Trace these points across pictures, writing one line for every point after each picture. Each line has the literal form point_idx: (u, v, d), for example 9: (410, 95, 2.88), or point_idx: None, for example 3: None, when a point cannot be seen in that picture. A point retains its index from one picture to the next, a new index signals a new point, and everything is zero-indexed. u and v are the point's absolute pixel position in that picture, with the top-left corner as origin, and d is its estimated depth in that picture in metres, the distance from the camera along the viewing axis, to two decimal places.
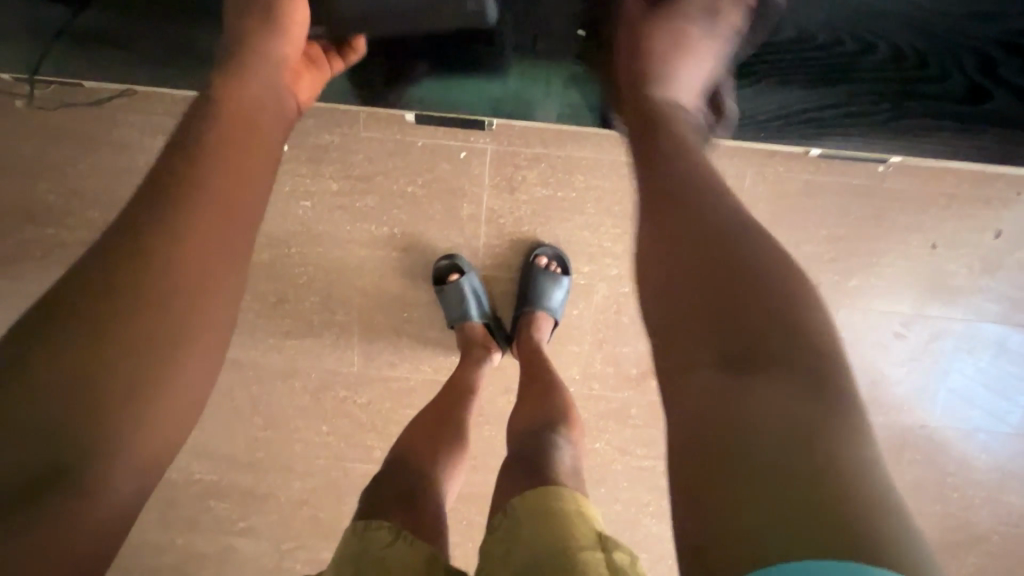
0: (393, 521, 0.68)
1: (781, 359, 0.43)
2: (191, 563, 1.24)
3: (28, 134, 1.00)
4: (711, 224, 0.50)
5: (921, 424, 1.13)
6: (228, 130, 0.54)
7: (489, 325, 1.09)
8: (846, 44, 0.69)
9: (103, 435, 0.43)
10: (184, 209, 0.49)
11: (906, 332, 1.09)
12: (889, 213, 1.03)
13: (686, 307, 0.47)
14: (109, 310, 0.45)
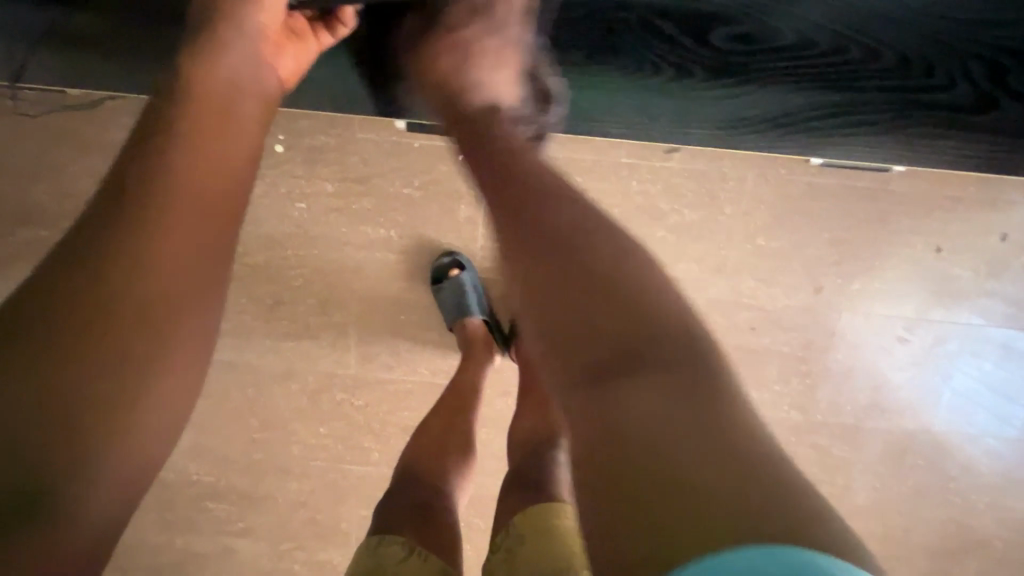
0: (406, 536, 0.74)
1: (638, 354, 0.45)
2: (189, 564, 1.24)
3: (20, 136, 0.99)
4: (561, 228, 0.51)
5: (923, 428, 1.12)
6: (198, 122, 0.51)
7: (488, 321, 1.08)
8: (849, 50, 0.68)
9: (70, 452, 0.41)
10: (150, 209, 0.47)
11: (909, 336, 1.08)
12: (892, 216, 1.02)
13: (563, 327, 0.48)
14: (70, 318, 0.43)
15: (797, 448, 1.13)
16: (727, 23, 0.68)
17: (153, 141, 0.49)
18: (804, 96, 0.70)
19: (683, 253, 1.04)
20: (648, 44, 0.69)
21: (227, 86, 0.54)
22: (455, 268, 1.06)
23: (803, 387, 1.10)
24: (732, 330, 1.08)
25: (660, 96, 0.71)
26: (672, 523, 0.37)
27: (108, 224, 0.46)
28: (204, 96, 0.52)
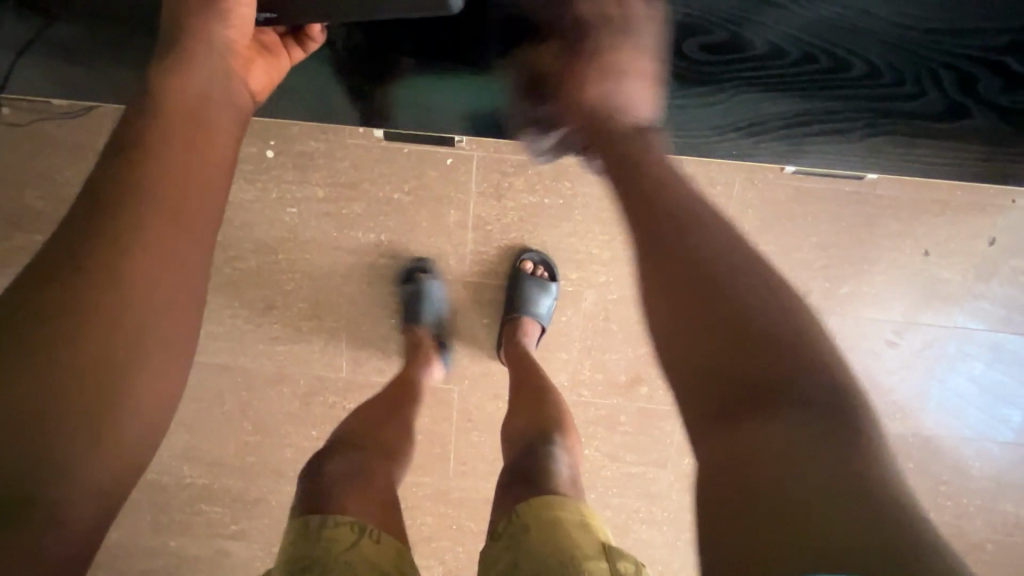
0: (353, 515, 0.67)
1: (776, 384, 0.41)
2: (183, 566, 1.25)
3: (12, 142, 1.00)
4: (698, 246, 0.49)
5: (914, 432, 1.12)
6: (171, 134, 0.51)
7: (439, 332, 1.09)
8: (817, 60, 0.68)
9: (39, 466, 0.41)
10: (124, 222, 0.47)
11: (898, 339, 1.08)
12: (880, 219, 1.02)
13: (684, 348, 0.46)
14: (41, 334, 0.43)
15: None
16: (695, 33, 0.68)
17: (126, 157, 0.49)
18: (786, 103, 0.70)
19: None
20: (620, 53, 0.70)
21: (200, 97, 0.54)
22: (421, 273, 1.06)
23: None
24: None
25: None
26: (794, 546, 0.34)
27: (82, 240, 0.46)
28: (174, 107, 0.52)
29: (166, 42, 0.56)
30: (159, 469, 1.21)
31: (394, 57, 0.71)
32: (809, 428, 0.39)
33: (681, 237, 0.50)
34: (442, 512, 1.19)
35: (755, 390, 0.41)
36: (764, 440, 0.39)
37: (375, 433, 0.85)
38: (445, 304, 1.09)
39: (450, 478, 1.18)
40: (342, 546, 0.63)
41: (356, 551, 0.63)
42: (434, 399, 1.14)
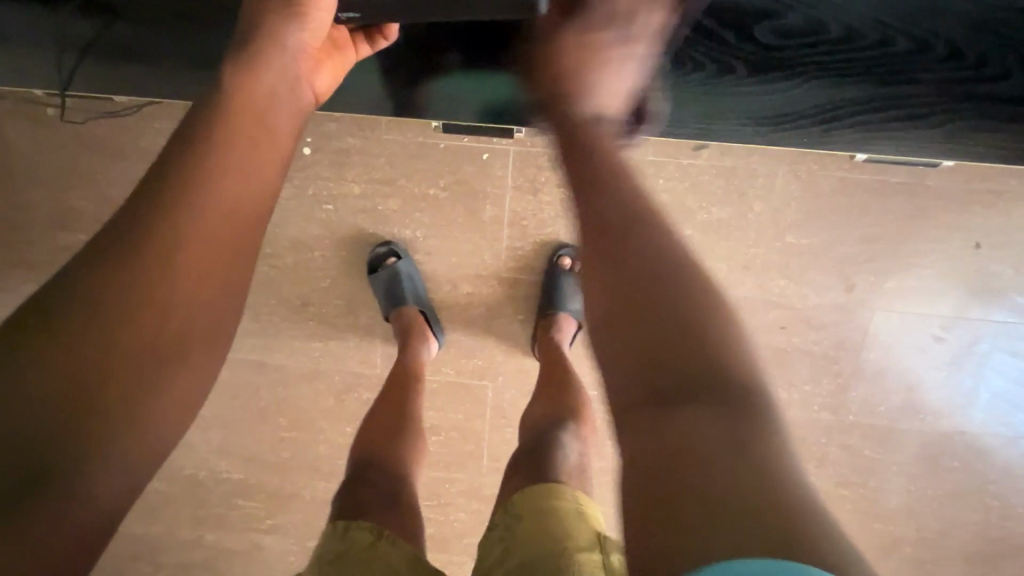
0: (373, 521, 0.69)
1: (704, 378, 0.42)
2: (219, 560, 1.27)
3: (54, 143, 1.02)
4: (630, 226, 0.50)
5: (960, 431, 1.09)
6: (235, 133, 0.52)
7: (425, 310, 1.07)
8: (897, 43, 0.67)
9: (70, 453, 0.41)
10: (180, 216, 0.47)
11: (946, 335, 1.05)
12: (929, 211, 0.99)
13: (620, 324, 0.47)
14: (96, 319, 0.44)
15: (828, 450, 1.11)
16: (766, 18, 0.67)
17: (192, 150, 0.50)
18: (853, 90, 0.68)
19: (710, 252, 1.03)
20: (690, 43, 0.69)
21: (263, 97, 0.54)
22: (391, 257, 1.06)
23: (834, 388, 1.08)
24: (762, 329, 1.06)
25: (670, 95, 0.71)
26: (700, 526, 0.36)
27: (137, 228, 0.46)
28: (237, 105, 0.53)
29: (242, 32, 0.56)
30: (196, 464, 1.23)
31: (444, 48, 0.70)
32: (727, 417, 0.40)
33: (621, 236, 0.50)
34: (475, 507, 1.19)
35: (669, 378, 0.43)
36: (682, 426, 0.41)
37: (395, 433, 0.86)
38: (422, 283, 1.09)
39: (483, 475, 1.18)
40: (359, 545, 0.65)
41: (374, 550, 0.65)
42: (468, 395, 1.14)
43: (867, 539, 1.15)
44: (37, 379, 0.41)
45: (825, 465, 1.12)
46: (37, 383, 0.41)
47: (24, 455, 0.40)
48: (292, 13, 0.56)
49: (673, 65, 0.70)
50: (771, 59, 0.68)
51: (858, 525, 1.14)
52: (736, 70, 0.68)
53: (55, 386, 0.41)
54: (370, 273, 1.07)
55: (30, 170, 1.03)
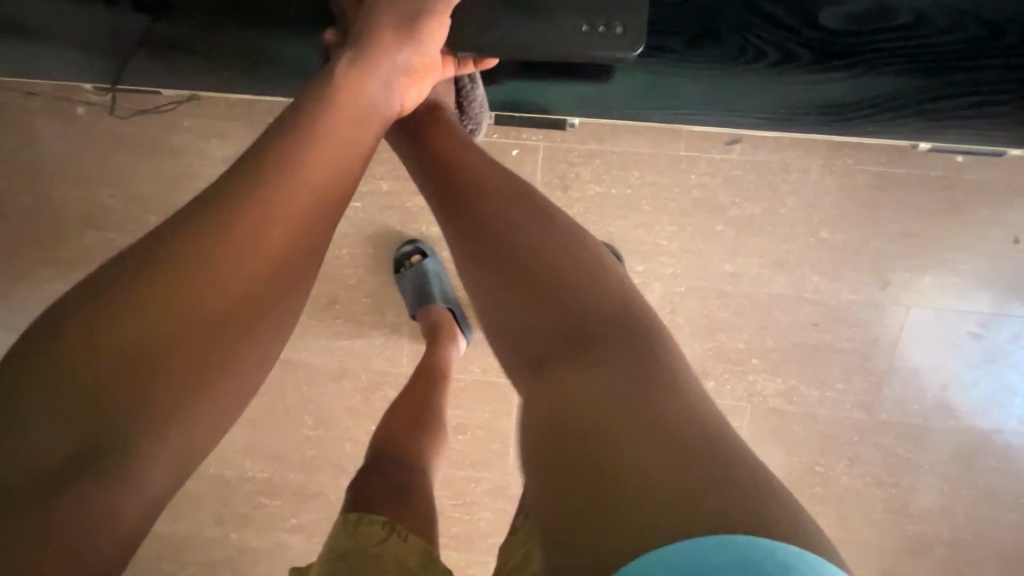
0: (386, 516, 0.68)
1: (580, 350, 0.47)
2: (243, 558, 1.27)
3: (84, 141, 1.02)
4: (502, 219, 0.56)
5: (996, 430, 1.07)
6: (329, 126, 0.53)
7: (451, 309, 1.07)
8: (965, 29, 0.66)
9: (133, 430, 0.41)
10: (268, 200, 0.48)
11: (983, 331, 1.03)
12: (967, 206, 0.97)
13: (506, 319, 0.52)
14: (180, 294, 0.44)
15: (860, 448, 1.10)
16: (835, 5, 0.67)
17: (288, 135, 0.50)
18: (910, 78, 0.68)
19: (741, 249, 1.02)
20: (754, 29, 0.69)
21: (357, 95, 0.56)
22: (416, 255, 1.07)
23: (866, 386, 1.07)
24: (794, 327, 1.05)
25: (721, 84, 0.71)
26: (623, 499, 0.37)
27: (228, 207, 0.47)
28: (337, 101, 0.54)
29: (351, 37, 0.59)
30: (221, 463, 1.23)
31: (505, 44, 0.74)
32: (613, 379, 0.44)
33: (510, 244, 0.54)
34: (500, 506, 1.19)
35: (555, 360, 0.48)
36: (574, 401, 0.44)
37: (417, 427, 0.85)
38: (448, 278, 1.10)
39: (510, 474, 1.17)
40: (372, 541, 0.64)
41: (385, 547, 0.63)
42: (495, 394, 1.13)
43: (900, 541, 1.13)
44: (120, 346, 0.42)
45: (857, 464, 1.10)
46: (120, 348, 0.42)
47: (91, 422, 0.40)
48: (404, 34, 0.60)
49: (734, 53, 0.70)
50: (840, 46, 0.68)
51: (890, 525, 1.13)
52: (802, 59, 0.69)
53: (138, 353, 0.42)
54: (395, 272, 1.07)
55: (61, 168, 1.04)
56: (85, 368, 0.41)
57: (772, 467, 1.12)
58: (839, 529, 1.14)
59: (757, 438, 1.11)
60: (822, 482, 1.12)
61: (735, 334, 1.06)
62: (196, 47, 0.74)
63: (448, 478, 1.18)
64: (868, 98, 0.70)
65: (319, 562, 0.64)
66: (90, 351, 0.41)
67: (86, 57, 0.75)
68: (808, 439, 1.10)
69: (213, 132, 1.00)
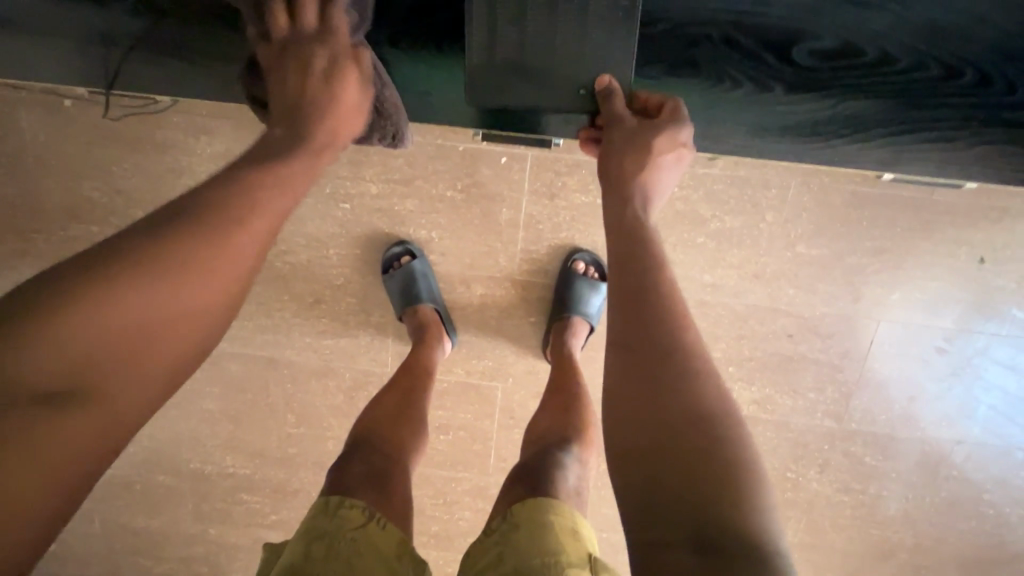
0: (365, 501, 0.69)
1: (706, 494, 0.44)
2: (224, 552, 1.28)
3: (71, 134, 1.01)
4: (654, 327, 0.52)
5: (959, 440, 1.12)
6: (265, 182, 0.54)
7: (439, 310, 1.07)
8: (929, 67, 0.70)
9: (90, 411, 0.47)
10: (210, 241, 0.50)
11: (948, 346, 1.07)
12: (935, 226, 1.01)
13: (631, 429, 0.48)
14: (124, 311, 0.47)
15: (829, 456, 1.14)
16: (808, 41, 0.70)
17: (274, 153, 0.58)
18: (881, 108, 0.72)
19: (721, 260, 1.04)
20: (730, 61, 0.72)
21: (314, 153, 0.60)
22: (406, 256, 1.07)
23: (838, 396, 1.11)
24: (769, 337, 1.08)
25: (699, 107, 0.74)
26: None
27: (172, 239, 0.49)
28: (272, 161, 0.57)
29: (306, 129, 0.61)
30: (202, 460, 1.23)
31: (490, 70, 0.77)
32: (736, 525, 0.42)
33: (631, 266, 0.56)
34: (479, 506, 1.21)
35: (680, 500, 0.44)
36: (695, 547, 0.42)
37: (400, 421, 0.87)
38: (437, 282, 1.09)
39: (490, 474, 1.19)
40: (351, 525, 0.65)
41: (364, 532, 0.65)
42: (477, 396, 1.15)
43: (864, 545, 1.18)
44: (65, 351, 0.46)
45: (827, 471, 1.14)
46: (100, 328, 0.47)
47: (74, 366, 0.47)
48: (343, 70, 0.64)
49: (712, 82, 0.73)
50: (815, 78, 0.71)
51: (855, 531, 1.17)
52: (778, 88, 0.72)
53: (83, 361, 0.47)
54: (384, 270, 1.07)
55: (46, 160, 1.03)
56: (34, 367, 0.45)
57: None
58: (808, 533, 1.18)
59: None
60: (793, 487, 1.16)
61: (713, 342, 1.09)
62: (189, 51, 0.75)
63: (428, 477, 1.20)
64: (843, 123, 0.73)
65: (294, 537, 0.65)
66: (77, 324, 0.46)
67: (80, 58, 0.75)
68: (780, 446, 1.14)
69: (202, 129, 1.00)
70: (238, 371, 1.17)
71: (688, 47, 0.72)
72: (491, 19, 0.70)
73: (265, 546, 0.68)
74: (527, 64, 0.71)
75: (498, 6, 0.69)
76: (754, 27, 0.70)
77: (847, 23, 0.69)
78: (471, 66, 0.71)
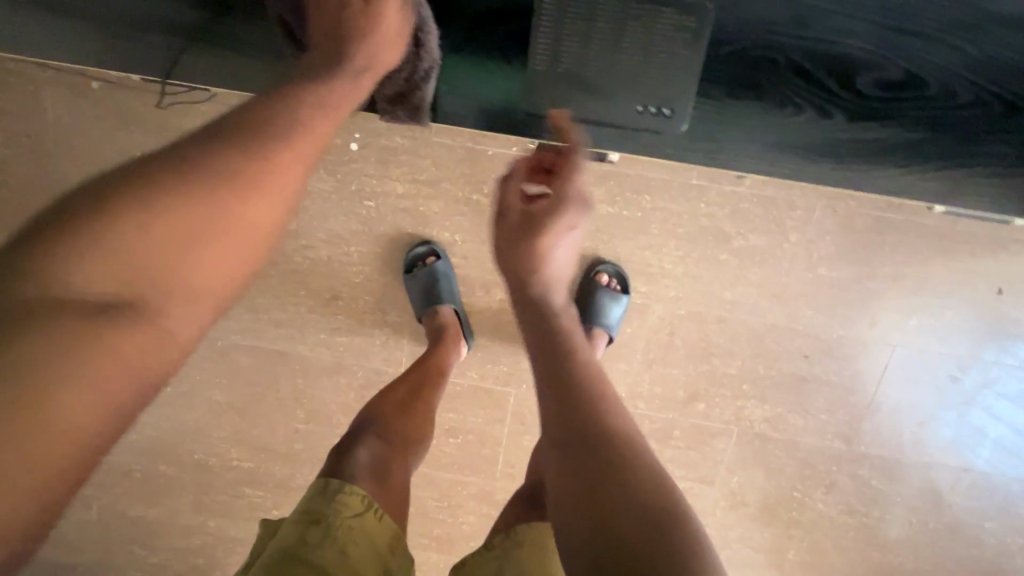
0: (364, 488, 0.72)
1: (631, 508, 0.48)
2: (223, 543, 1.27)
3: (96, 118, 1.00)
4: (574, 369, 0.60)
5: (964, 469, 1.13)
6: (296, 110, 0.54)
7: (458, 313, 1.07)
8: (985, 103, 0.76)
9: (139, 322, 0.45)
10: (257, 166, 0.50)
11: (961, 375, 1.08)
12: (956, 254, 1.02)
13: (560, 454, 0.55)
14: (158, 229, 0.47)
15: (836, 477, 1.14)
16: (872, 71, 0.76)
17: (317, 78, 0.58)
18: (936, 140, 0.78)
19: (742, 278, 1.05)
20: (793, 87, 0.77)
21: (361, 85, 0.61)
22: (430, 257, 1.07)
23: (848, 418, 1.11)
24: (784, 356, 1.09)
25: (762, 130, 0.79)
26: None
27: (213, 165, 0.49)
28: (301, 95, 0.56)
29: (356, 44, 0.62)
30: (206, 451, 1.22)
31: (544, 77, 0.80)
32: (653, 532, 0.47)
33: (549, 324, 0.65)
34: (484, 510, 1.20)
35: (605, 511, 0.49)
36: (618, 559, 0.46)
37: (408, 414, 0.89)
38: (458, 284, 1.09)
39: (498, 479, 1.18)
40: (349, 511, 0.68)
41: (361, 521, 0.68)
42: (490, 400, 1.15)
43: (865, 567, 1.18)
44: (113, 264, 0.45)
45: (832, 492, 1.15)
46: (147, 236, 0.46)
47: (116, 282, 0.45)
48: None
49: (777, 107, 0.78)
50: (873, 108, 0.77)
51: (858, 553, 1.17)
52: (838, 115, 0.77)
53: (110, 283, 0.45)
54: (406, 271, 1.07)
55: (69, 143, 1.02)
56: (63, 292, 0.44)
57: (753, 489, 1.16)
58: (810, 552, 1.18)
59: (740, 461, 1.14)
60: (798, 506, 1.16)
61: (728, 359, 1.09)
62: None
63: (434, 480, 1.19)
64: (894, 153, 0.79)
65: (292, 514, 0.68)
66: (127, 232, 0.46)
67: None
68: (788, 464, 1.14)
69: None
70: (249, 364, 1.16)
71: (754, 71, 0.77)
72: (558, 32, 0.75)
73: (262, 522, 0.72)
74: (592, 76, 0.76)
75: (568, 20, 0.75)
76: (816, 52, 0.76)
77: (907, 54, 0.75)
78: (534, 74, 0.78)
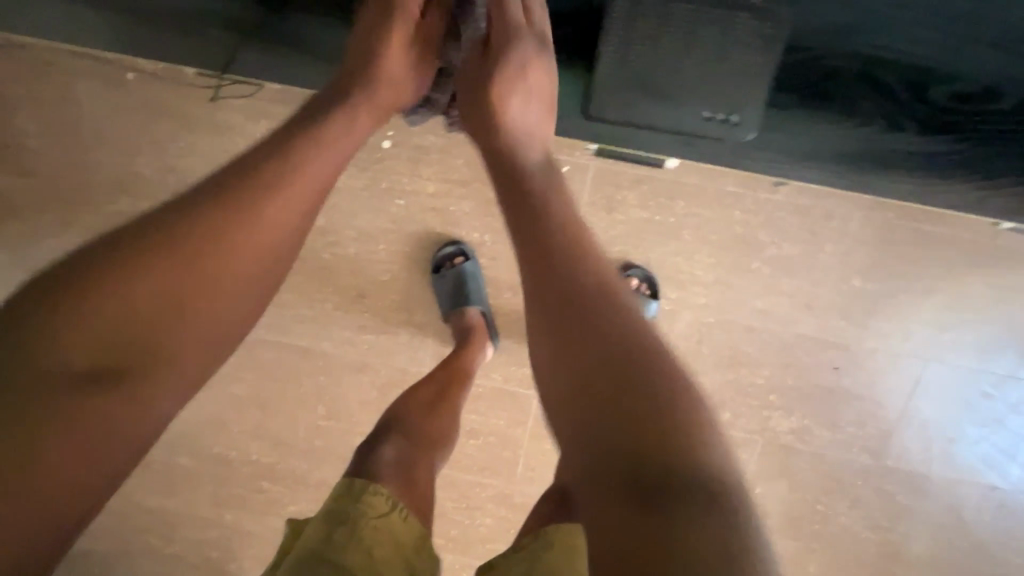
0: (388, 488, 0.71)
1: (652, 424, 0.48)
2: (233, 540, 1.24)
3: (129, 108, 1.00)
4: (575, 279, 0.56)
5: (993, 488, 1.10)
6: (289, 162, 0.60)
7: (485, 314, 1.06)
8: (996, 105, 0.89)
9: (139, 378, 0.53)
10: (246, 225, 0.57)
11: (995, 392, 1.06)
12: (992, 269, 1.01)
13: (567, 377, 0.53)
14: (153, 293, 0.53)
15: (862, 491, 1.12)
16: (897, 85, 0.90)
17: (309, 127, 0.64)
18: (955, 141, 0.91)
19: (774, 287, 1.03)
20: (836, 100, 0.90)
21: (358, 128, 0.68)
22: (458, 257, 1.06)
23: (876, 432, 1.09)
24: (813, 367, 1.07)
25: (808, 135, 0.92)
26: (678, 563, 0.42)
27: (208, 228, 0.56)
28: (293, 144, 0.62)
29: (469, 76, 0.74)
30: (225, 444, 1.22)
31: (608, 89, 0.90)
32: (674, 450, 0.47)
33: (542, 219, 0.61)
34: (502, 514, 1.18)
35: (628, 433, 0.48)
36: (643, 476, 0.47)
37: (433, 412, 0.88)
38: (484, 284, 1.09)
39: (517, 483, 1.17)
40: (375, 513, 0.67)
41: (387, 522, 0.67)
42: (513, 402, 1.14)
43: None
44: (108, 328, 0.52)
45: (858, 506, 1.12)
46: (146, 298, 0.53)
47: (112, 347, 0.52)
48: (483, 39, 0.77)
49: (822, 116, 0.91)
50: (902, 115, 0.90)
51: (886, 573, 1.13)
52: (874, 123, 0.91)
53: (104, 345, 0.52)
54: (434, 270, 1.06)
55: (100, 131, 1.01)
56: (53, 362, 0.50)
57: (776, 501, 1.13)
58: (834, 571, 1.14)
59: (765, 472, 1.12)
60: (822, 519, 1.13)
61: (756, 368, 1.07)
62: None
63: (453, 481, 1.18)
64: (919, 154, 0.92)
65: (318, 513, 0.67)
66: (125, 296, 0.52)
67: None
68: (813, 477, 1.12)
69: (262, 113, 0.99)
70: (274, 359, 1.16)
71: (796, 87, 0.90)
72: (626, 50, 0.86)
73: (287, 521, 0.71)
74: (660, 88, 0.87)
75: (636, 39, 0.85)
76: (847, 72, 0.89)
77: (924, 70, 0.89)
78: (607, 81, 0.87)
